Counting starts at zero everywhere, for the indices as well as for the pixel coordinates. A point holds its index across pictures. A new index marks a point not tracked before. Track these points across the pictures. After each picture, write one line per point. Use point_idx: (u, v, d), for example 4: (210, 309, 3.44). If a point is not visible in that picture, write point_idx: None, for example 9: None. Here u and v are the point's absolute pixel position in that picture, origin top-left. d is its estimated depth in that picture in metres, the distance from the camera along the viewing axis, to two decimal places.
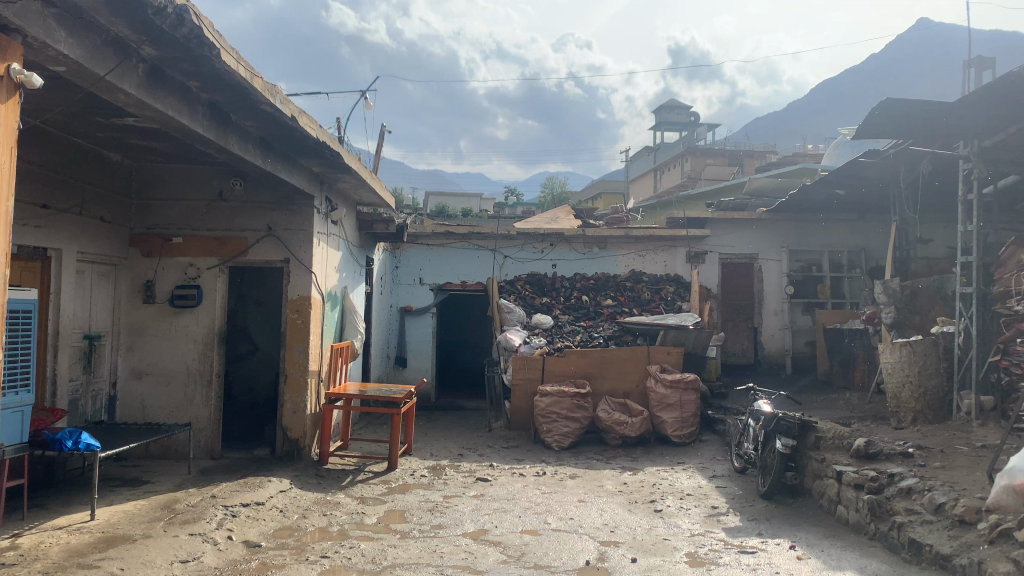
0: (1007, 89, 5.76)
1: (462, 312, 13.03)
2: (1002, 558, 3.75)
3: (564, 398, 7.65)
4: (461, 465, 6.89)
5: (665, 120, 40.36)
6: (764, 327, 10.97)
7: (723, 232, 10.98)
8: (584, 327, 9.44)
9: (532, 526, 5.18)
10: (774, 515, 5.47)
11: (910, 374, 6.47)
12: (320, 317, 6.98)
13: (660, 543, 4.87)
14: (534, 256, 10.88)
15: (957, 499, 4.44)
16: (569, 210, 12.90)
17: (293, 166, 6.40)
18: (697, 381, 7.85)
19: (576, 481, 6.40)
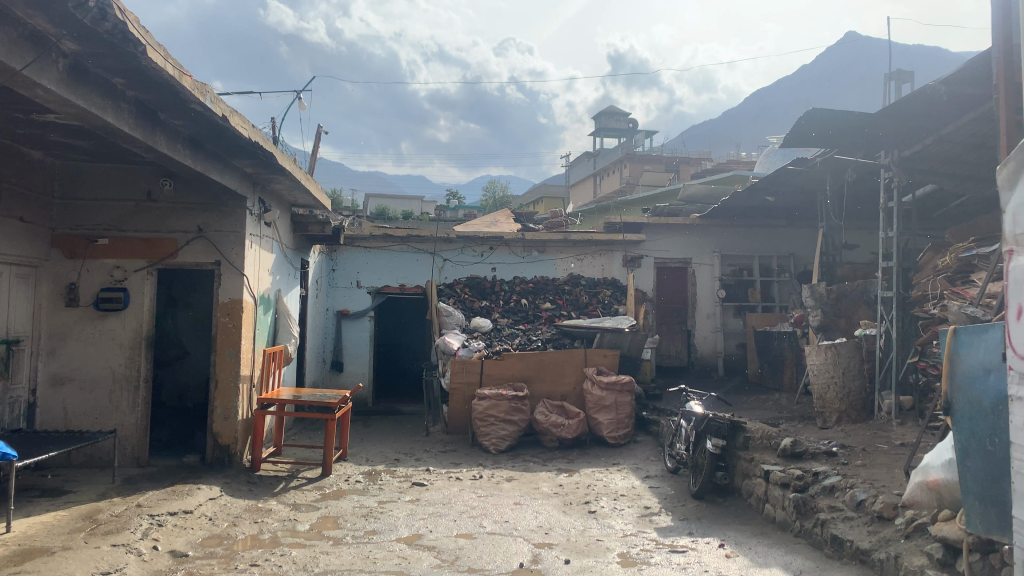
0: (926, 102, 6.01)
1: (401, 316, 12.94)
2: (917, 553, 3.92)
3: (501, 401, 7.65)
4: (397, 470, 6.85)
5: (606, 127, 40.95)
6: (697, 330, 11.21)
7: (658, 237, 11.17)
8: (522, 331, 9.48)
9: (466, 530, 5.18)
10: (704, 514, 5.58)
11: (834, 375, 6.68)
12: (252, 321, 6.85)
13: (593, 544, 4.92)
14: (473, 260, 10.88)
15: (876, 496, 4.61)
16: (508, 215, 12.95)
17: (224, 166, 6.26)
18: (633, 383, 7.98)
19: (512, 484, 6.42)
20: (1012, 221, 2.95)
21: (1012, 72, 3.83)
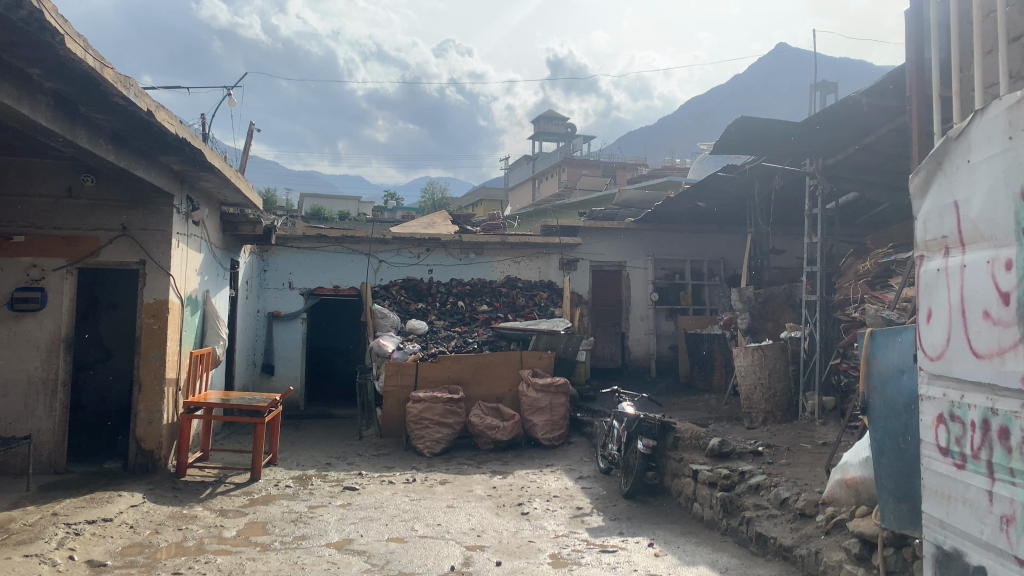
0: (848, 113, 6.23)
1: (336, 316, 12.75)
2: (835, 548, 4.05)
3: (436, 403, 7.60)
4: (329, 474, 6.74)
5: (544, 132, 41.27)
6: (630, 332, 11.39)
7: (594, 240, 11.30)
8: (459, 333, 9.46)
9: (398, 534, 5.13)
10: (635, 514, 5.65)
11: (761, 376, 6.85)
12: (178, 322, 6.66)
13: (525, 545, 4.94)
14: (409, 261, 10.78)
15: (799, 493, 4.75)
16: (445, 216, 12.91)
17: (150, 163, 6.07)
18: (568, 385, 8.04)
19: (446, 487, 6.39)
20: (924, 229, 3.08)
21: (925, 85, 4.00)
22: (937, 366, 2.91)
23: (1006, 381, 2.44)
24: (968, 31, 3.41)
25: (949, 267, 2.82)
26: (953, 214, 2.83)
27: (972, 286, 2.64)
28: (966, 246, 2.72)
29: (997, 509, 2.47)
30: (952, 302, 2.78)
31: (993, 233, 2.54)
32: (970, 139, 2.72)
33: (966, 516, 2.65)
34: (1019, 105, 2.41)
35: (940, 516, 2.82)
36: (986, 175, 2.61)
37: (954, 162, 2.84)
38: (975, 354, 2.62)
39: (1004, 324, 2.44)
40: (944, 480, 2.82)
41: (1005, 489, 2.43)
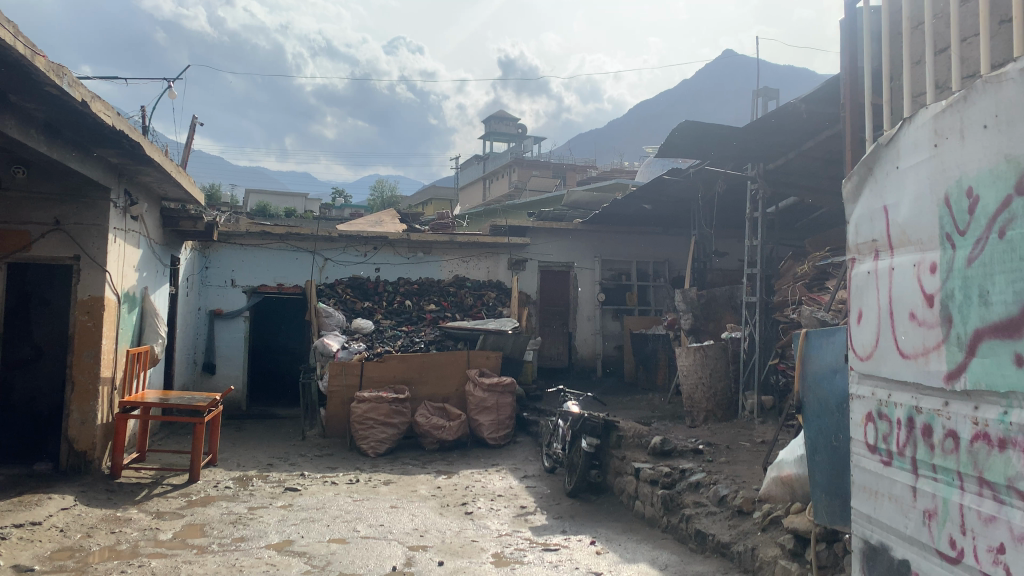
0: (787, 119, 6.39)
1: (280, 315, 12.52)
2: (771, 544, 4.15)
3: (381, 404, 7.54)
4: (270, 475, 6.63)
5: (495, 132, 41.38)
6: (577, 332, 11.49)
7: (542, 241, 11.37)
8: (406, 332, 9.41)
9: (339, 534, 5.07)
10: (578, 512, 5.69)
11: (702, 376, 6.98)
12: (114, 320, 6.47)
13: (468, 545, 4.93)
14: (356, 260, 10.66)
15: (737, 491, 4.85)
16: (394, 214, 12.84)
17: (85, 155, 5.89)
18: (514, 384, 8.07)
19: (390, 487, 6.34)
20: (855, 232, 3.17)
21: (858, 93, 4.12)
22: (867, 366, 3.00)
23: (930, 380, 2.52)
24: (897, 42, 3.53)
25: (878, 269, 2.91)
26: (883, 219, 2.92)
27: (900, 288, 2.73)
28: (894, 249, 2.81)
29: (920, 504, 2.56)
30: (880, 304, 2.87)
31: (919, 236, 2.63)
32: (899, 145, 2.81)
33: (892, 511, 2.74)
34: (944, 113, 2.49)
35: (868, 511, 2.91)
36: (915, 179, 2.69)
37: (884, 168, 2.93)
38: (901, 354, 2.71)
39: (928, 325, 2.53)
40: (871, 477, 2.91)
41: (928, 485, 2.51)
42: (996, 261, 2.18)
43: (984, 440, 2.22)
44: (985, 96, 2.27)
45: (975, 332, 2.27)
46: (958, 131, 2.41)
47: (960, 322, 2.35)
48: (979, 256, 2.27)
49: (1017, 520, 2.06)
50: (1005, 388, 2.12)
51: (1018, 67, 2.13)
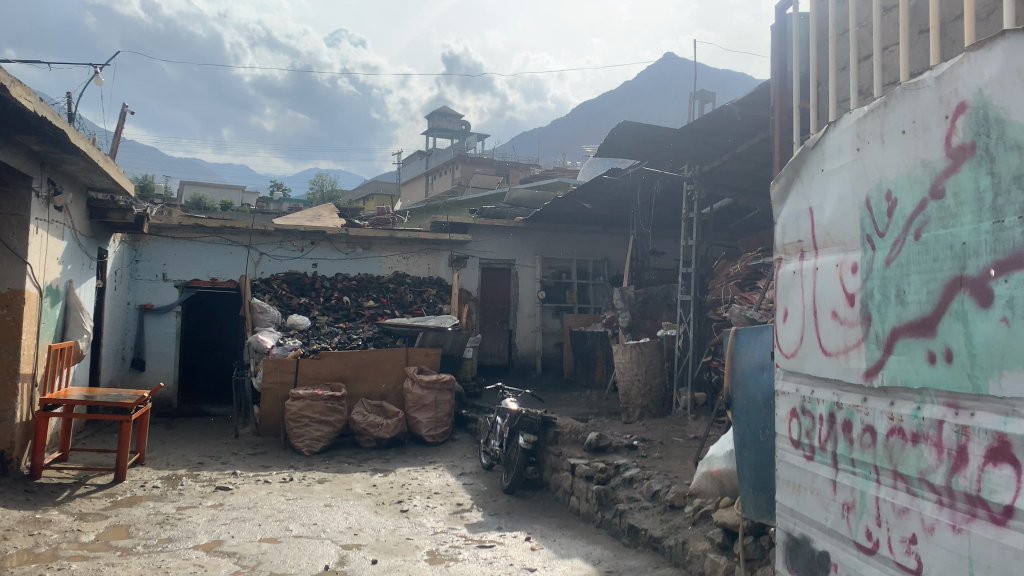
0: (722, 122, 6.52)
1: (211, 312, 12.20)
2: (701, 537, 4.24)
3: (317, 401, 7.42)
4: (200, 474, 6.46)
5: (439, 128, 41.22)
6: (518, 330, 11.55)
7: (483, 238, 11.37)
8: (343, 329, 9.30)
9: (271, 534, 4.98)
10: (514, 508, 5.72)
11: (638, 373, 7.08)
12: (35, 314, 6.22)
13: (402, 543, 4.89)
14: (292, 255, 10.47)
15: (669, 486, 4.94)
16: (333, 209, 12.66)
17: (5, 142, 5.63)
18: (453, 381, 8.05)
19: (324, 486, 6.25)
20: (782, 232, 3.25)
21: (786, 98, 4.23)
22: (792, 363, 3.08)
23: (851, 377, 2.60)
24: (824, 49, 3.63)
25: (803, 269, 2.99)
26: (808, 220, 2.99)
27: (823, 287, 2.81)
28: (819, 249, 2.89)
29: (840, 497, 2.63)
30: (805, 303, 2.95)
31: (842, 237, 2.71)
32: (824, 148, 2.89)
33: (813, 505, 2.81)
34: (866, 118, 2.57)
35: (791, 504, 2.99)
36: (838, 182, 2.77)
37: (810, 170, 3.01)
38: (824, 351, 2.79)
39: (849, 323, 2.61)
40: (794, 471, 2.99)
41: (847, 479, 2.59)
42: (912, 262, 2.26)
43: (899, 435, 2.30)
44: (904, 102, 2.35)
45: (892, 331, 2.35)
46: (879, 136, 2.49)
47: (878, 321, 2.42)
48: (896, 257, 2.35)
49: (928, 511, 2.14)
50: (919, 384, 2.20)
51: (934, 75, 2.22)
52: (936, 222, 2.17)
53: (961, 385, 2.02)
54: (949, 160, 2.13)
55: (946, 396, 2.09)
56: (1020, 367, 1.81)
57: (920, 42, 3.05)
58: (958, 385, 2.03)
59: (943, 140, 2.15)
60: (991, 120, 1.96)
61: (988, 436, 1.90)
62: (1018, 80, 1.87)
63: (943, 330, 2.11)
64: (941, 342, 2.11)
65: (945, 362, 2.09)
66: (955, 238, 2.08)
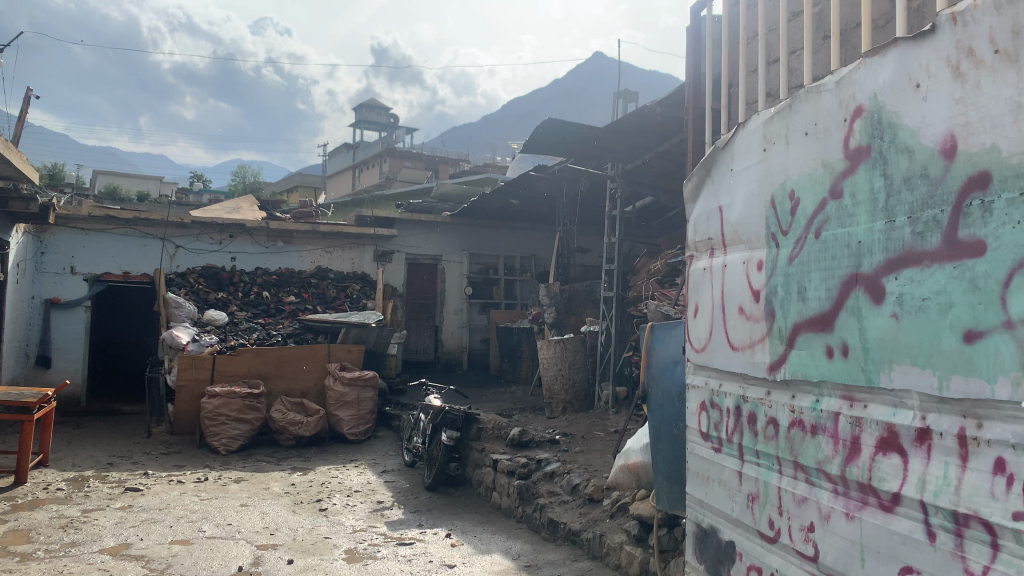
0: (644, 122, 6.64)
1: (118, 308, 11.76)
2: (618, 530, 4.31)
3: (234, 399, 7.22)
4: (109, 475, 6.22)
5: (368, 121, 40.70)
6: (444, 326, 11.52)
7: (409, 233, 11.32)
8: (262, 325, 9.09)
9: (183, 535, 4.82)
10: (435, 505, 5.70)
11: (561, 368, 7.20)
12: None
13: (319, 542, 4.81)
14: (210, 248, 10.17)
15: (589, 480, 5.00)
16: (253, 201, 12.37)
17: None
18: (376, 378, 7.97)
19: (241, 485, 6.10)
20: (694, 230, 3.32)
21: (700, 101, 4.33)
22: (701, 357, 3.15)
23: (755, 371, 2.67)
24: (735, 52, 3.73)
25: (713, 265, 3.06)
26: (717, 218, 3.06)
27: (731, 284, 2.88)
28: (727, 247, 2.96)
29: (745, 488, 2.70)
30: (714, 299, 3.02)
31: (748, 235, 2.78)
32: (733, 149, 2.96)
33: (720, 495, 2.89)
34: (772, 120, 2.64)
35: (700, 496, 3.06)
36: (746, 181, 2.83)
37: (720, 170, 3.08)
38: (731, 346, 2.86)
39: (754, 319, 2.68)
40: (703, 463, 3.06)
41: (752, 470, 2.66)
42: (812, 260, 2.33)
43: (799, 426, 2.37)
44: (807, 105, 2.42)
45: (793, 326, 2.42)
46: (784, 137, 2.56)
47: (781, 317, 2.50)
48: (798, 254, 2.42)
49: (825, 500, 2.22)
50: (818, 377, 2.28)
51: (834, 79, 2.29)
52: (834, 221, 2.24)
53: (856, 378, 2.10)
54: (847, 161, 2.20)
55: (841, 389, 2.17)
56: (908, 360, 1.89)
57: (823, 48, 3.16)
58: (852, 378, 2.11)
59: (842, 142, 2.22)
60: (884, 123, 2.04)
61: (879, 426, 1.98)
62: (909, 86, 1.94)
63: (840, 326, 2.18)
64: (838, 336, 2.19)
65: (841, 356, 2.17)
66: (851, 237, 2.15)
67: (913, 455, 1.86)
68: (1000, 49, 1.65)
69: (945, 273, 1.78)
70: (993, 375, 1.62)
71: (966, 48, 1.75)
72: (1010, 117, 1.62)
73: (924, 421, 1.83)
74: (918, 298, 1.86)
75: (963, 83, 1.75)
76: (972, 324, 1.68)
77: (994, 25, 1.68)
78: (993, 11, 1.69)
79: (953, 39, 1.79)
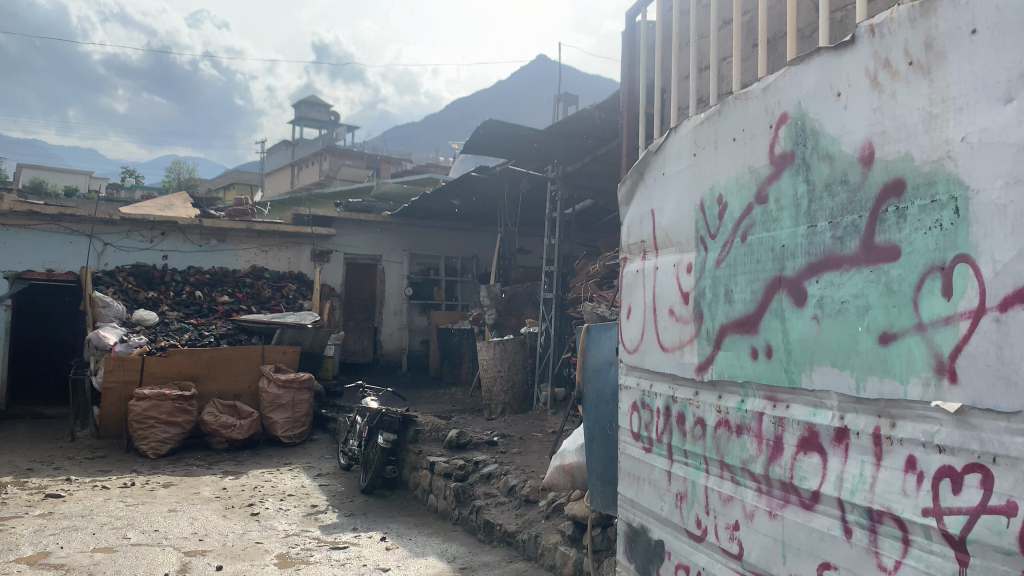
0: (584, 125, 6.70)
1: (41, 308, 11.33)
2: (553, 531, 4.33)
3: (164, 401, 7.00)
4: (29, 482, 5.96)
5: (307, 118, 40.12)
6: (383, 327, 11.45)
7: (348, 233, 11.19)
8: (194, 325, 8.86)
9: (106, 543, 4.65)
10: (371, 509, 5.63)
11: (500, 369, 7.25)
12: None
13: (250, 547, 4.71)
14: (140, 245, 9.87)
15: (526, 481, 5.01)
16: (186, 198, 12.05)
17: None
18: (311, 380, 7.87)
19: (169, 490, 5.93)
20: (628, 233, 3.35)
21: (635, 105, 4.38)
22: (633, 358, 3.18)
23: (684, 371, 2.71)
24: (668, 58, 3.78)
25: (645, 268, 3.09)
26: (650, 221, 3.10)
27: (662, 286, 2.91)
28: (659, 250, 2.99)
29: (673, 487, 2.74)
30: (646, 301, 3.05)
31: (679, 239, 2.82)
32: (665, 153, 2.99)
33: (650, 495, 2.92)
34: (702, 125, 2.68)
35: (631, 495, 3.09)
36: (678, 185, 2.87)
37: (653, 173, 3.11)
38: (661, 347, 2.89)
39: (684, 321, 2.72)
40: (634, 463, 3.09)
41: (681, 470, 2.70)
42: (739, 264, 2.38)
43: (725, 426, 2.41)
44: (735, 111, 2.46)
45: (720, 328, 2.46)
46: (713, 143, 2.60)
47: (709, 319, 2.54)
48: (725, 258, 2.46)
49: (749, 499, 2.26)
50: (743, 378, 2.32)
51: (761, 87, 2.33)
52: (759, 225, 2.29)
53: (779, 378, 2.14)
54: (771, 167, 2.25)
55: (765, 389, 2.22)
56: (827, 362, 1.93)
57: (752, 56, 3.23)
58: (776, 378, 2.16)
59: (768, 148, 2.27)
60: (807, 131, 2.08)
61: (800, 426, 2.03)
62: (831, 95, 1.99)
63: (764, 328, 2.23)
64: (762, 338, 2.23)
65: (765, 358, 2.21)
66: (776, 241, 2.20)
67: (831, 453, 1.91)
68: (915, 61, 1.71)
69: (862, 277, 1.83)
70: (906, 376, 1.68)
71: (883, 59, 1.80)
72: (923, 127, 1.68)
73: (842, 421, 1.88)
74: (837, 301, 1.91)
75: (881, 93, 1.81)
76: (887, 327, 1.73)
77: (909, 38, 1.73)
78: (908, 24, 1.74)
79: (871, 50, 1.84)
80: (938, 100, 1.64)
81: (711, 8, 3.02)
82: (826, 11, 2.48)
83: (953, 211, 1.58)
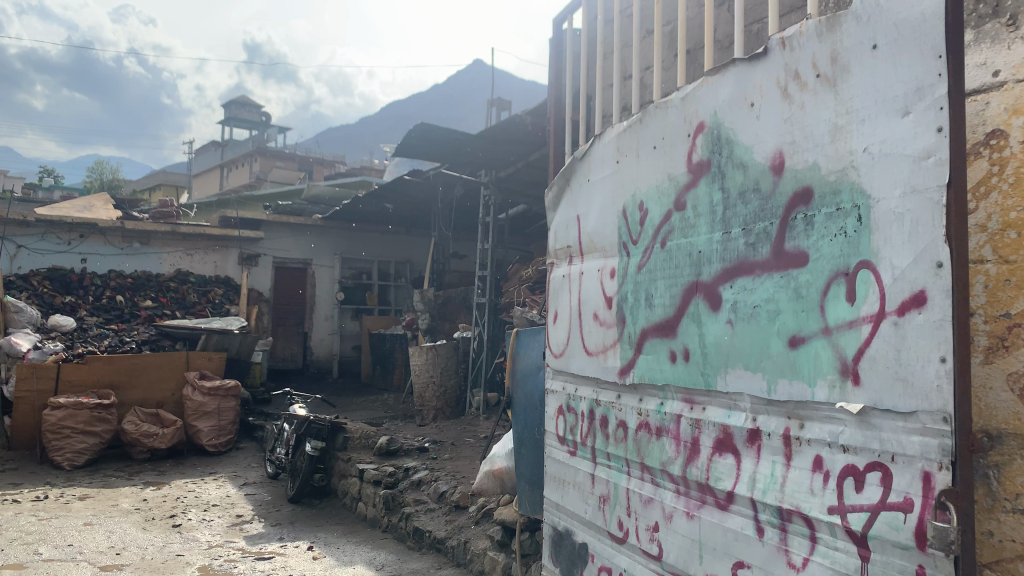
0: (515, 130, 6.74)
1: None
2: (482, 536, 4.32)
3: (81, 410, 6.73)
4: None
5: (239, 119, 39.29)
6: (313, 333, 11.29)
7: (278, 237, 10.98)
8: (114, 331, 8.56)
9: (14, 559, 4.43)
10: (299, 519, 5.51)
11: (433, 375, 7.15)
12: None
13: (171, 560, 4.56)
14: (56, 248, 9.50)
15: (456, 487, 5.00)
16: (107, 200, 11.65)
17: None
18: (238, 388, 7.69)
19: (86, 503, 5.70)
20: (554, 238, 3.37)
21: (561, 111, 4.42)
22: (560, 363, 3.20)
23: (607, 375, 2.74)
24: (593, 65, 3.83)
25: (571, 272, 3.11)
26: (575, 227, 3.12)
27: (586, 291, 2.94)
28: (584, 255, 3.02)
29: (597, 490, 2.76)
30: (571, 306, 3.07)
31: (603, 244, 2.85)
32: (590, 160, 3.02)
33: (575, 498, 2.94)
34: (624, 133, 2.71)
35: (556, 499, 3.10)
36: (602, 191, 2.89)
37: (578, 179, 3.14)
38: (586, 351, 2.92)
39: (607, 325, 2.75)
40: (559, 466, 3.10)
41: (604, 472, 2.72)
42: (658, 269, 2.41)
43: (646, 429, 2.44)
44: (655, 119, 2.50)
45: (641, 332, 2.50)
46: (635, 150, 2.63)
47: (631, 323, 2.57)
48: (646, 263, 2.50)
49: (668, 500, 2.29)
50: (662, 381, 2.36)
51: (680, 96, 2.37)
52: (678, 232, 2.32)
53: (695, 381, 2.18)
54: (689, 175, 2.29)
55: (683, 392, 2.25)
56: (740, 365, 1.98)
57: (672, 65, 3.31)
58: (692, 381, 2.19)
59: (686, 156, 2.31)
60: (722, 139, 2.13)
61: (716, 428, 2.07)
62: (745, 105, 2.04)
63: (681, 332, 2.26)
64: (680, 342, 2.27)
65: (683, 361, 2.25)
66: (692, 247, 2.24)
67: (745, 454, 1.95)
68: (821, 73, 1.77)
69: (773, 282, 1.88)
70: (813, 378, 1.72)
71: (793, 71, 1.86)
72: (829, 138, 1.73)
73: (755, 422, 1.93)
74: (749, 305, 1.95)
75: (791, 104, 1.86)
76: (797, 330, 1.78)
77: (816, 51, 1.79)
78: (815, 38, 1.80)
79: (782, 62, 1.90)
80: (843, 112, 1.70)
81: (632, 18, 3.07)
82: (741, 24, 2.56)
83: (856, 218, 1.63)
